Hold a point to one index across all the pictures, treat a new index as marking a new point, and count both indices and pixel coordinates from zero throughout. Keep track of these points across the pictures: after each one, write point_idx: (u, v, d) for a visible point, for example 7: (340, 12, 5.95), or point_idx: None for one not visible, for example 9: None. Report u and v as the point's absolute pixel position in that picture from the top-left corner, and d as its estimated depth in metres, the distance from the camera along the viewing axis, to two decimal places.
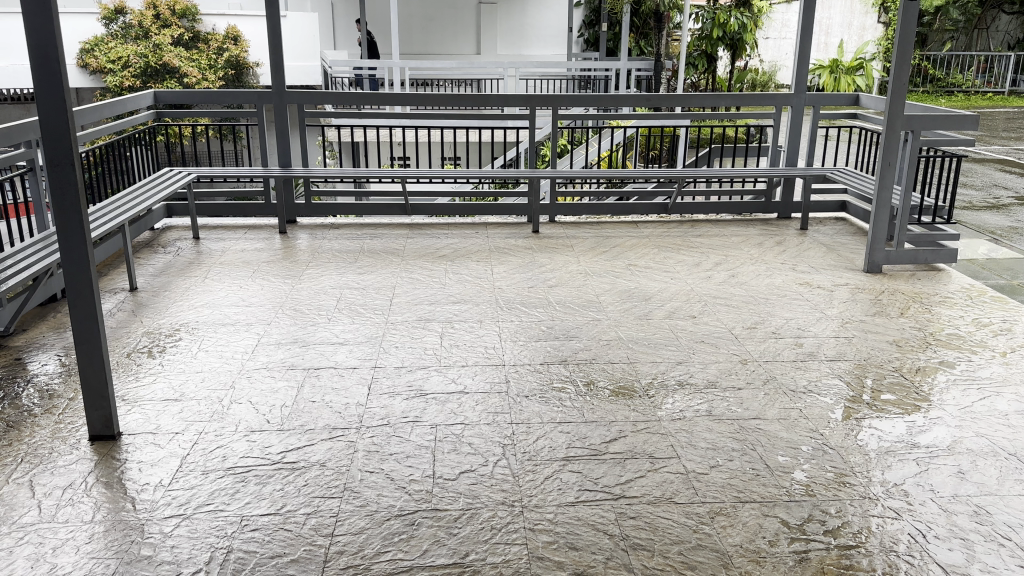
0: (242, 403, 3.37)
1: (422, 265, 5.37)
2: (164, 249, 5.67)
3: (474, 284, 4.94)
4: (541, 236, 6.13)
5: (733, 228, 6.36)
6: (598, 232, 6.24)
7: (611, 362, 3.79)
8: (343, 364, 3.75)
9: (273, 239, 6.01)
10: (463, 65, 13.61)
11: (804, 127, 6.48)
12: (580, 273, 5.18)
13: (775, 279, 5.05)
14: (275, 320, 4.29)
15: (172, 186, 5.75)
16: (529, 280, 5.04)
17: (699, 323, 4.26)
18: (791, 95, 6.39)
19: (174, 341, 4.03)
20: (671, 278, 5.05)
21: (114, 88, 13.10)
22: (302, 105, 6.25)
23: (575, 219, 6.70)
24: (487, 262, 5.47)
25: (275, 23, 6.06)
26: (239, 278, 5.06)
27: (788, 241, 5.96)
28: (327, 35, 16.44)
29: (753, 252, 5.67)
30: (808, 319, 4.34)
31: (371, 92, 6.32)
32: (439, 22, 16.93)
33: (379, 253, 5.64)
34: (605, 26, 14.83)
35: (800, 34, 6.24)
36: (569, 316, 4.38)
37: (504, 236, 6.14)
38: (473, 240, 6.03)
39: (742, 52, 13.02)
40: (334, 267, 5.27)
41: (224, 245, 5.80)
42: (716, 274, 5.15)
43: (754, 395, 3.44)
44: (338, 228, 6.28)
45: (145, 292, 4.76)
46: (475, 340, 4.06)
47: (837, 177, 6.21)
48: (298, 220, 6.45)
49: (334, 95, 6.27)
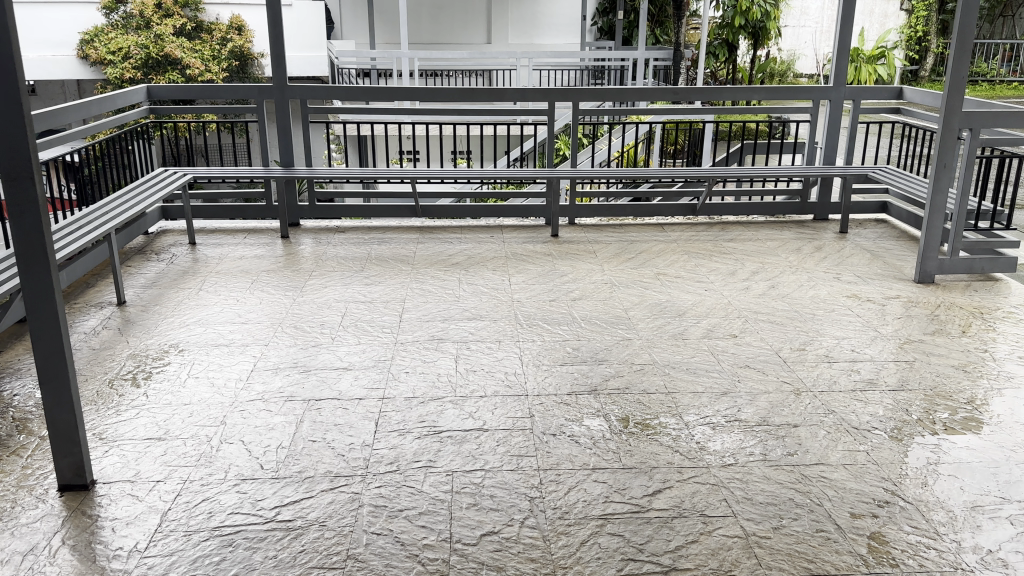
0: (234, 443, 2.99)
1: (435, 273, 4.98)
2: (158, 256, 5.30)
3: (491, 297, 4.54)
4: (561, 241, 5.72)
5: (766, 231, 5.94)
6: (621, 236, 5.83)
7: (647, 392, 3.39)
8: (348, 394, 3.35)
9: (275, 244, 5.62)
10: (474, 55, 13.13)
11: (842, 123, 6.04)
12: (606, 284, 4.78)
13: (819, 291, 4.63)
14: (274, 340, 3.90)
15: (166, 188, 5.36)
16: (550, 292, 4.64)
17: (742, 344, 3.86)
18: (829, 88, 5.95)
19: (161, 366, 3.65)
20: (706, 290, 4.64)
21: (114, 80, 12.70)
22: (306, 101, 5.85)
23: (596, 221, 6.28)
24: (504, 271, 5.07)
25: (276, 14, 5.65)
26: (237, 288, 4.68)
27: (827, 247, 5.53)
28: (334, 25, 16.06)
29: (791, 258, 5.25)
30: (862, 340, 3.93)
31: (379, 87, 5.91)
32: (448, 10, 16.47)
33: (388, 260, 5.25)
34: (621, 14, 14.36)
35: (840, 24, 5.79)
36: (597, 335, 3.98)
37: (521, 241, 5.74)
38: (488, 245, 5.63)
39: (764, 41, 12.51)
40: (340, 276, 4.89)
41: (221, 251, 5.42)
42: (754, 284, 4.74)
43: (812, 435, 3.03)
44: (344, 232, 5.90)
45: (135, 307, 4.38)
46: (494, 365, 3.67)
47: (879, 177, 5.78)
48: (302, 223, 6.06)
49: (341, 91, 5.86)
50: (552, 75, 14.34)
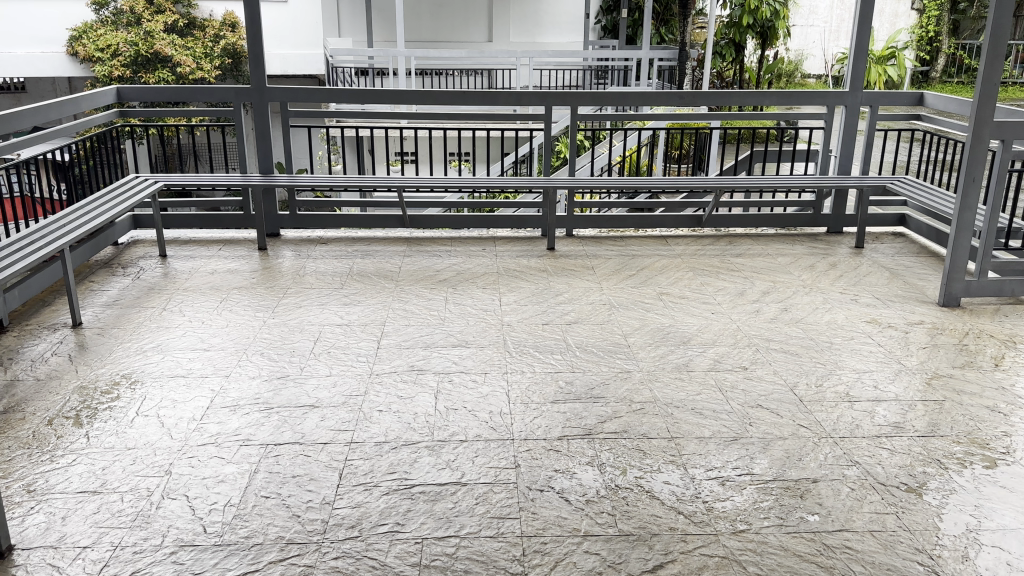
0: (177, 498, 2.64)
1: (420, 291, 4.62)
2: (125, 270, 4.95)
3: (479, 320, 4.19)
4: (557, 255, 5.37)
5: (777, 245, 5.58)
6: (622, 250, 5.47)
7: (647, 436, 3.03)
8: (312, 437, 3.00)
9: (252, 256, 5.27)
10: (473, 54, 12.79)
11: (859, 129, 5.66)
12: (604, 305, 4.42)
13: (836, 316, 4.27)
14: (238, 371, 3.55)
15: (133, 197, 5.00)
16: (544, 314, 4.28)
17: (753, 379, 3.50)
18: (845, 93, 5.57)
19: (109, 401, 3.30)
20: (712, 313, 4.27)
21: (103, 78, 12.32)
22: (286, 104, 5.49)
23: (596, 232, 5.92)
24: (494, 289, 4.72)
25: (253, 10, 5.27)
26: (205, 307, 4.33)
27: (843, 265, 5.16)
28: (331, 21, 15.74)
29: (804, 277, 4.89)
30: (884, 375, 3.56)
31: (365, 90, 5.55)
32: (449, 7, 16.19)
33: (371, 275, 4.90)
34: (625, 12, 14.00)
35: (858, 25, 5.40)
36: (593, 366, 3.62)
37: (515, 255, 5.38)
38: (479, 259, 5.27)
39: (774, 42, 12.09)
40: (318, 294, 4.54)
41: (194, 264, 5.07)
42: (765, 307, 4.37)
43: (835, 495, 2.67)
44: (328, 243, 5.55)
45: (91, 329, 4.04)
46: (479, 400, 3.31)
47: (898, 189, 5.42)
48: (283, 234, 5.73)
49: (324, 93, 5.49)
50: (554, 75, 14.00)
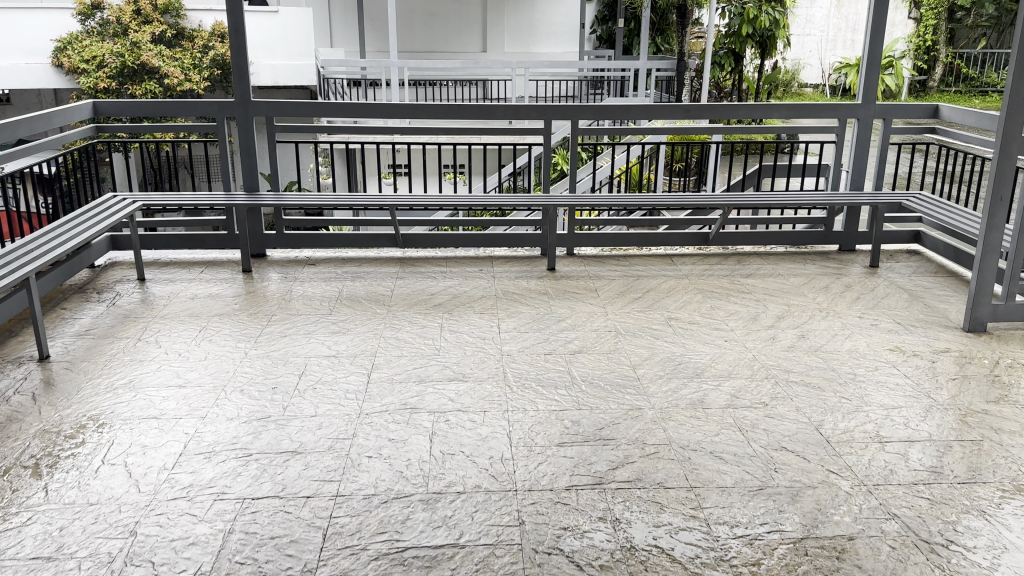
0: (141, 565, 2.35)
1: (413, 317, 4.35)
2: (100, 295, 4.67)
3: (477, 349, 3.92)
4: (557, 277, 5.10)
5: (788, 265, 5.32)
6: (626, 270, 5.21)
7: (663, 485, 2.75)
8: (294, 490, 2.72)
9: (236, 279, 4.99)
10: (467, 65, 12.61)
11: (873, 142, 5.42)
12: (609, 331, 4.15)
13: (856, 344, 4.01)
14: (215, 412, 3.26)
15: (109, 217, 4.72)
16: (546, 342, 4.01)
17: (774, 417, 3.23)
18: (858, 105, 5.34)
19: (73, 448, 3.01)
20: (725, 341, 4.01)
21: (88, 90, 12.01)
22: (272, 118, 5.21)
23: (597, 251, 5.66)
24: (492, 314, 4.45)
25: (236, 21, 4.99)
26: (184, 336, 4.05)
27: (858, 286, 4.91)
28: (323, 30, 15.53)
29: (819, 300, 4.63)
30: (916, 413, 3.30)
31: (356, 103, 5.28)
32: (443, 18, 16.05)
33: (361, 300, 4.63)
34: (621, 22, 13.84)
35: (872, 33, 5.16)
36: (601, 402, 3.35)
37: (514, 276, 5.12)
38: (476, 281, 5.01)
39: (774, 52, 11.75)
40: (305, 320, 4.27)
41: (174, 289, 4.79)
42: (781, 334, 4.11)
43: (875, 557, 2.40)
44: (317, 264, 5.28)
45: (60, 362, 3.75)
46: (479, 442, 3.04)
47: (914, 206, 5.17)
48: (269, 254, 5.45)
49: (312, 106, 5.22)
50: (550, 85, 13.81)
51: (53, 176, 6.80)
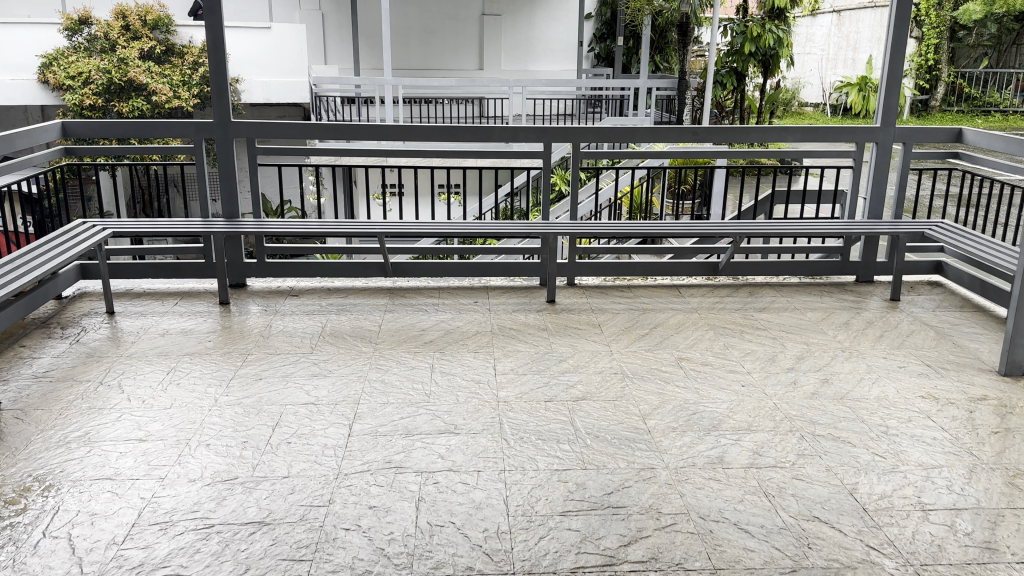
0: None
1: (402, 356, 4.01)
2: (64, 330, 4.32)
3: (471, 394, 3.58)
4: (558, 310, 4.77)
5: (804, 298, 5.00)
6: (631, 303, 4.88)
7: (683, 566, 2.40)
8: (261, 572, 2.36)
9: (212, 312, 4.65)
10: (464, 83, 12.37)
11: (891, 168, 5.12)
12: (616, 373, 3.82)
13: (884, 391, 3.67)
14: (177, 473, 2.91)
15: (76, 245, 4.39)
16: (547, 386, 3.67)
17: (803, 481, 2.89)
18: (876, 128, 5.05)
19: (11, 517, 2.65)
20: (743, 386, 3.67)
21: (73, 107, 11.67)
22: (254, 140, 4.90)
23: (599, 281, 5.33)
24: (488, 352, 4.11)
25: (217, 37, 4.68)
26: (149, 379, 3.70)
27: (880, 323, 4.59)
28: (317, 47, 15.32)
29: (841, 339, 4.30)
30: (961, 476, 2.95)
31: (345, 124, 4.97)
32: (439, 35, 15.85)
33: (347, 336, 4.29)
34: (621, 40, 13.64)
35: (892, 53, 4.87)
36: (609, 459, 3.01)
37: (512, 309, 4.78)
38: (470, 315, 4.67)
39: (777, 71, 11.47)
40: (285, 360, 3.93)
41: (145, 323, 4.44)
42: (802, 379, 3.77)
43: None
44: (301, 295, 4.95)
45: (10, 411, 3.40)
46: (472, 509, 2.69)
47: (937, 235, 4.87)
48: (250, 284, 5.12)
49: (296, 128, 4.91)
50: (548, 105, 13.60)
51: (38, 195, 6.49)
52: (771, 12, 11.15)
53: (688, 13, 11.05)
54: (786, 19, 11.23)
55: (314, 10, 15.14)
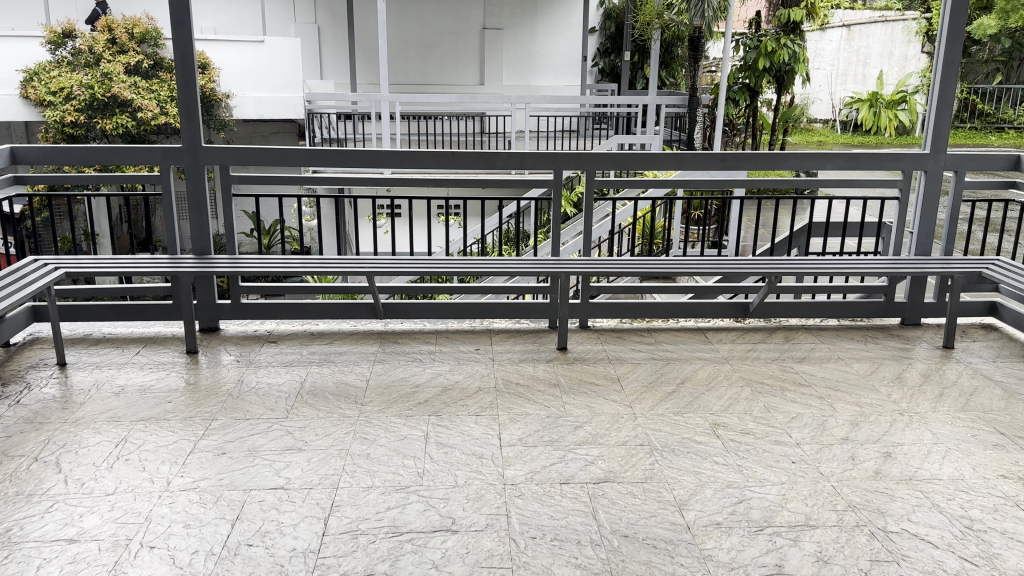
0: None
1: (392, 421, 3.44)
2: (5, 388, 3.77)
3: (472, 473, 3.02)
4: (570, 359, 4.21)
5: (847, 347, 4.45)
6: (653, 350, 4.31)
7: None
8: None
9: (178, 364, 4.10)
10: (464, 99, 11.89)
11: (942, 200, 4.59)
12: (642, 444, 3.25)
13: (960, 470, 3.12)
14: None
15: (27, 286, 3.87)
16: (562, 461, 3.11)
17: None
18: (926, 155, 4.52)
19: None
20: (792, 466, 3.11)
21: (54, 124, 11.10)
22: (228, 168, 4.37)
23: (615, 323, 4.78)
24: (492, 414, 3.55)
25: (185, 52, 4.17)
26: (93, 458, 3.14)
27: (938, 377, 4.03)
28: (312, 62, 14.86)
29: (896, 400, 3.74)
30: None
31: (331, 151, 4.43)
32: (438, 49, 15.41)
33: (329, 394, 3.73)
34: (626, 54, 13.17)
35: (944, 72, 4.36)
36: (642, 571, 2.44)
37: (519, 358, 4.22)
38: (471, 365, 4.11)
39: (792, 87, 10.96)
40: (254, 428, 3.36)
41: (100, 380, 3.88)
42: (860, 454, 3.23)
43: None
44: (280, 342, 4.39)
45: None
46: None
47: (995, 275, 4.32)
48: (224, 327, 4.57)
49: (277, 153, 4.37)
50: (551, 122, 13.13)
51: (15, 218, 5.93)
52: (786, 26, 10.67)
53: (700, 26, 10.57)
54: (801, 34, 10.68)
55: (310, 23, 14.71)
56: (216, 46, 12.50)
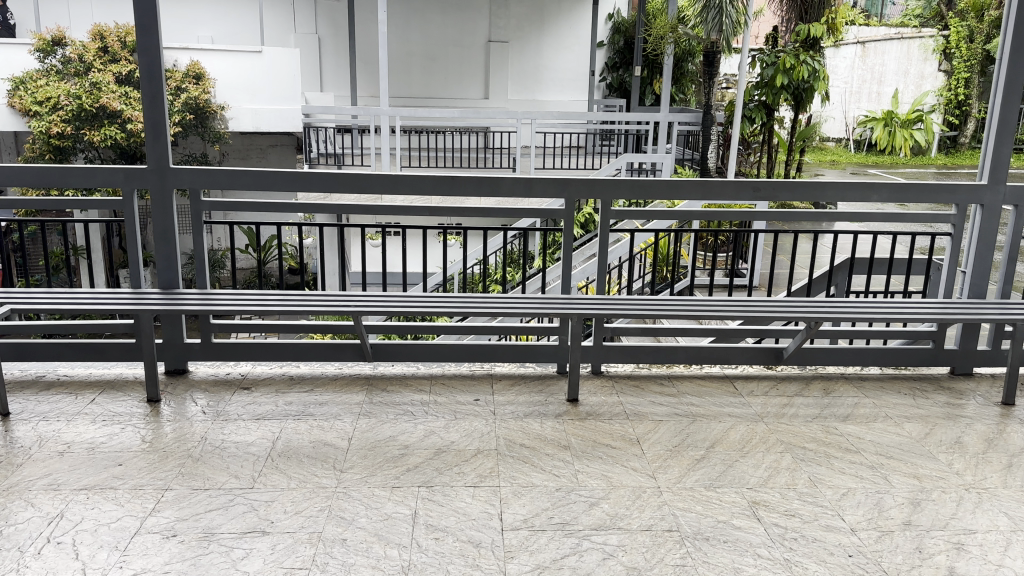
0: None
1: (377, 494, 2.94)
2: None
3: (469, 568, 2.52)
4: (582, 414, 3.70)
5: (895, 404, 3.94)
6: (677, 403, 3.81)
7: None
8: None
9: (138, 416, 3.61)
10: (468, 114, 11.46)
11: (1001, 237, 4.10)
12: (669, 530, 2.75)
13: None
14: None
15: None
16: (575, 553, 2.60)
17: None
18: (983, 187, 4.03)
19: None
20: (850, 565, 2.60)
21: (40, 135, 10.64)
22: (199, 193, 3.89)
23: (632, 368, 4.27)
24: (492, 484, 3.05)
25: (151, 63, 3.71)
26: (17, 541, 2.64)
27: (1003, 443, 3.53)
28: (312, 75, 14.47)
29: (960, 475, 3.23)
30: None
31: (315, 175, 3.93)
32: (442, 63, 15.03)
33: (305, 457, 3.23)
34: (637, 70, 12.75)
35: (1005, 95, 3.89)
36: None
37: (524, 410, 3.72)
38: (469, 419, 3.60)
39: (810, 107, 10.51)
40: (214, 505, 2.87)
41: (43, 436, 3.38)
42: (928, 547, 2.73)
43: None
44: (256, 389, 3.90)
45: None
46: None
47: None
48: (193, 370, 4.09)
49: (254, 177, 3.89)
50: (558, 139, 12.71)
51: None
52: (805, 43, 10.23)
53: (716, 42, 10.12)
54: (819, 50, 10.27)
55: (310, 34, 14.33)
56: (212, 55, 12.03)
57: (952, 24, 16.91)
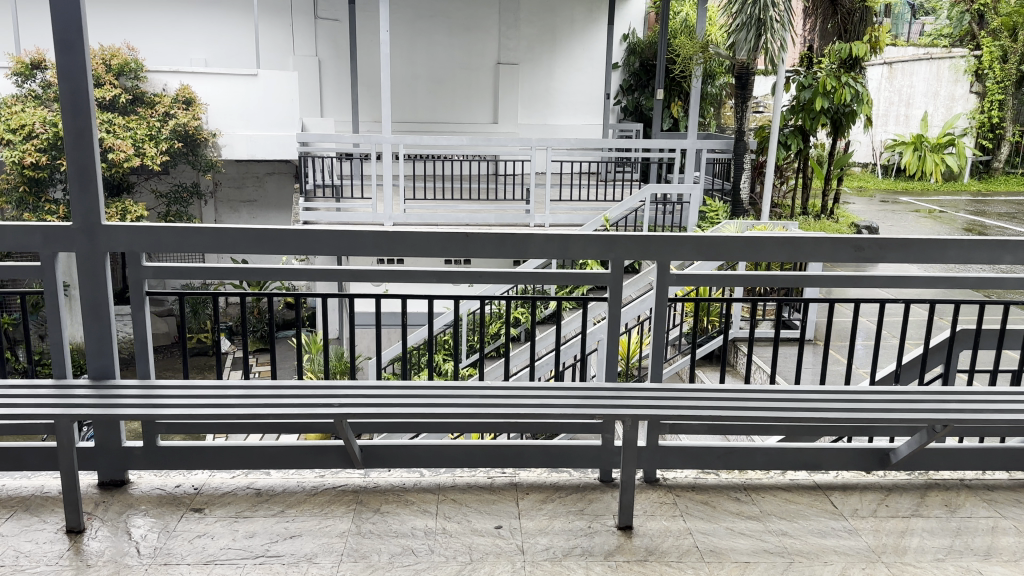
0: None
1: None
2: None
3: None
4: (637, 550, 2.79)
5: None
6: (760, 536, 2.89)
7: None
8: None
9: (50, 559, 2.71)
10: (477, 141, 10.66)
11: None
12: None
13: None
14: None
15: None
16: None
17: None
18: None
19: None
20: None
21: (13, 166, 9.81)
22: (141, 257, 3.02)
23: (694, 474, 3.35)
24: None
25: (76, 90, 2.84)
26: None
27: None
28: (311, 101, 13.71)
29: None
30: None
31: (291, 234, 3.04)
32: (449, 86, 14.25)
33: None
34: (658, 93, 11.92)
35: None
36: None
37: (560, 546, 2.81)
38: (489, 563, 2.70)
39: (850, 132, 9.66)
40: None
41: None
42: None
43: None
44: (211, 514, 2.99)
45: None
46: None
47: None
48: (134, 484, 3.19)
49: (211, 237, 3.01)
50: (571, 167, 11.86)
51: None
52: (845, 63, 9.44)
53: (748, 63, 9.32)
54: (861, 72, 9.47)
55: (310, 56, 13.58)
56: (203, 79, 11.21)
57: (984, 43, 16.13)
